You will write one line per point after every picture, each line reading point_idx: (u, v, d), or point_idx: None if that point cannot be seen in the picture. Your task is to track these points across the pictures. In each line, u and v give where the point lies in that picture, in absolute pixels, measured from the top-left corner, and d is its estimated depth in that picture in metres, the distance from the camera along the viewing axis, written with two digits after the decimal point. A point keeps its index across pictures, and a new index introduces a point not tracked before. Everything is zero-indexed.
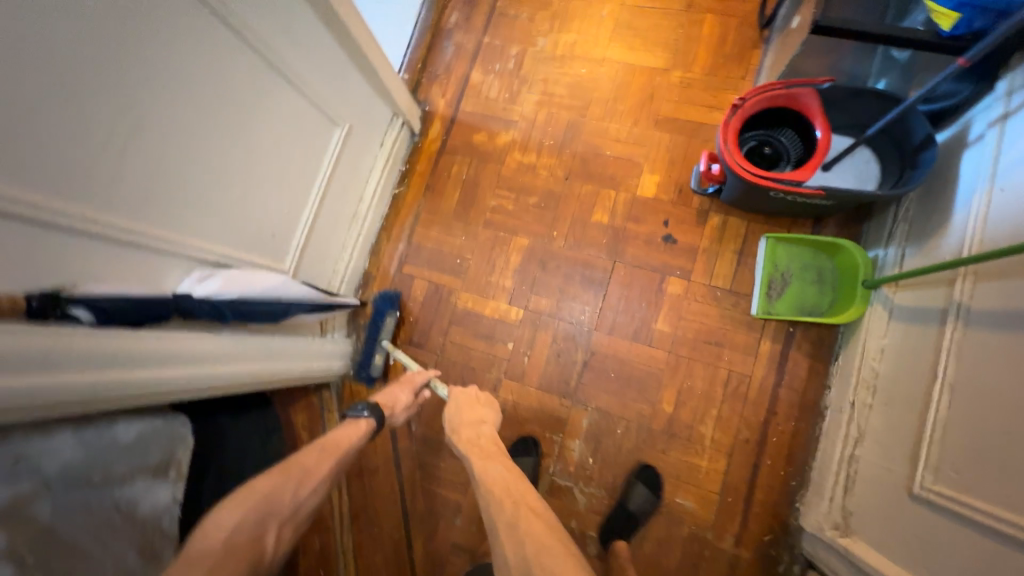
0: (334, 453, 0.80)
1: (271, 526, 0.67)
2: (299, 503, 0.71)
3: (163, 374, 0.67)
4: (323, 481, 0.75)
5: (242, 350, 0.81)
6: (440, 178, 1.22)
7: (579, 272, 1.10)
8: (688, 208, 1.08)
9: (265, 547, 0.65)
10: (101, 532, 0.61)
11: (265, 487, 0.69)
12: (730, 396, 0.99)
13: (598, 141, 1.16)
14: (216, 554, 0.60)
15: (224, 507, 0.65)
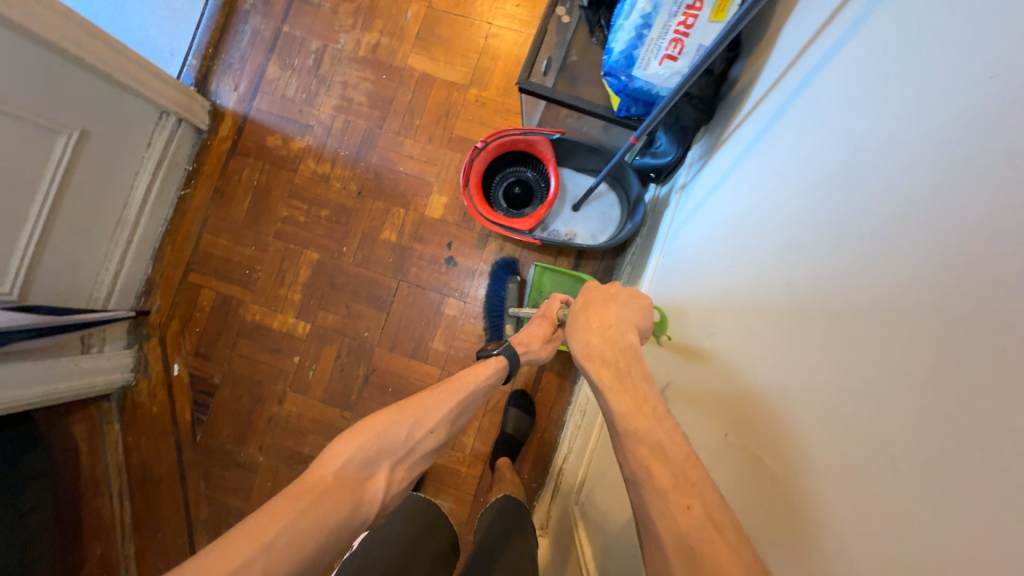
0: (459, 391, 0.67)
1: (386, 467, 0.57)
2: (416, 447, 0.60)
3: None
4: (442, 427, 0.63)
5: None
6: (229, 183, 1.16)
7: (365, 289, 1.13)
8: (469, 232, 1.13)
9: (373, 491, 0.54)
10: None
11: (378, 422, 0.58)
12: (490, 410, 1.10)
13: (392, 156, 1.15)
14: (326, 486, 0.51)
15: (339, 438, 0.55)
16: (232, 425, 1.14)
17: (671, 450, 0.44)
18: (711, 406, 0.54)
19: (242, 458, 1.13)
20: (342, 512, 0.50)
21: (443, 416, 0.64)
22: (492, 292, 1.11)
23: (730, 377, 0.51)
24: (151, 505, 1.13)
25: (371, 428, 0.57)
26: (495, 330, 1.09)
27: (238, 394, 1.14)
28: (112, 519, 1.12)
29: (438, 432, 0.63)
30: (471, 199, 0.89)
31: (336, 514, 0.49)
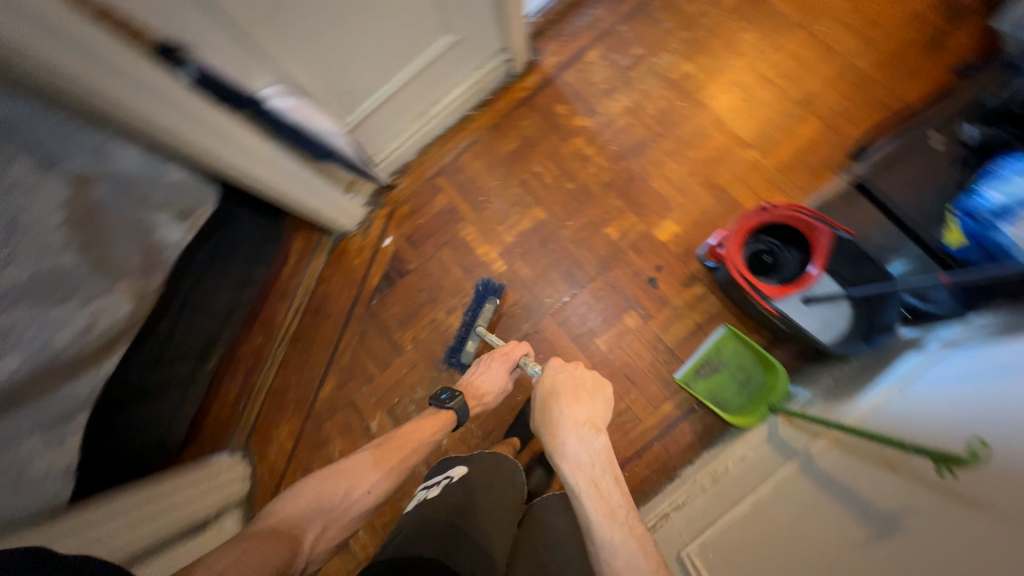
0: (396, 450, 0.87)
1: (318, 525, 0.73)
2: (351, 505, 0.78)
3: (219, 153, 0.81)
4: (376, 485, 0.82)
5: (276, 159, 0.92)
6: (510, 123, 1.32)
7: (567, 264, 1.23)
8: (683, 267, 1.18)
9: (304, 540, 0.70)
10: (123, 230, 0.81)
11: (318, 491, 0.77)
12: (614, 424, 1.14)
13: (651, 170, 1.24)
14: (265, 533, 0.67)
15: (285, 500, 0.75)
16: (402, 307, 1.29)
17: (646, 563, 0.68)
18: (883, 556, 0.57)
19: (394, 337, 1.28)
20: (279, 549, 0.65)
21: (378, 479, 0.83)
22: (472, 307, 1.20)
23: (990, 537, 0.48)
24: (310, 331, 1.32)
25: (312, 499, 0.75)
26: (456, 349, 1.19)
27: (420, 287, 1.29)
28: (280, 323, 1.31)
29: (372, 491, 0.81)
30: (730, 249, 0.96)
31: (271, 553, 0.63)
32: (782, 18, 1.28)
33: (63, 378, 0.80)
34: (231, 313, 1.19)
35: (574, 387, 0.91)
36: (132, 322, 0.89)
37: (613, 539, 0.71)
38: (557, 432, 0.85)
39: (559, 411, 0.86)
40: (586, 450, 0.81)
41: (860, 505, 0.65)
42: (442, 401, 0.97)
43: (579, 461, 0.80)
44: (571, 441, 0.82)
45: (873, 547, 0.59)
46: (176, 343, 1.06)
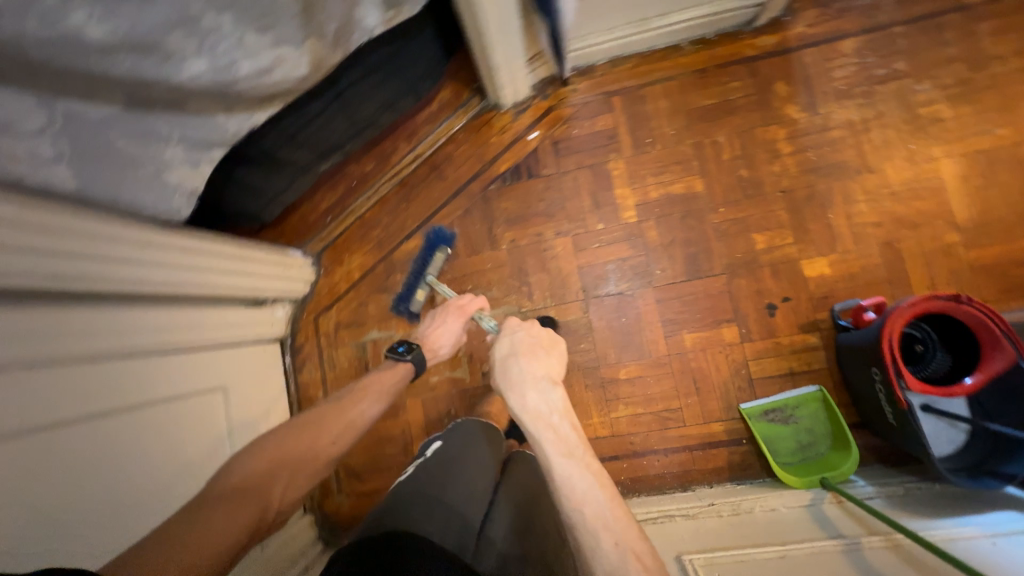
0: (355, 402, 0.89)
1: (284, 478, 0.76)
2: (318, 460, 0.81)
3: None
4: (342, 437, 0.85)
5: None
6: (718, 76, 1.16)
7: (695, 248, 1.14)
8: (811, 310, 1.08)
9: (273, 496, 0.73)
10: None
11: (279, 452, 0.78)
12: (658, 415, 1.12)
13: (837, 200, 1.10)
14: (232, 494, 0.70)
15: (242, 455, 0.77)
16: (514, 206, 1.23)
17: (600, 507, 0.65)
18: None
19: (493, 231, 1.23)
20: (248, 511, 0.68)
21: (340, 435, 0.85)
22: (420, 258, 1.18)
23: None
24: (417, 183, 1.28)
25: (272, 458, 0.77)
26: (406, 295, 1.15)
27: (541, 196, 1.22)
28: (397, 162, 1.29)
29: (339, 441, 0.84)
30: (886, 335, 0.85)
31: (239, 518, 0.67)
32: None
33: (221, 106, 0.78)
34: (361, 130, 1.13)
35: (529, 342, 0.84)
36: (296, 88, 0.85)
37: (578, 485, 0.67)
38: (514, 384, 0.78)
39: (514, 365, 0.79)
40: (542, 401, 0.75)
41: None
42: (400, 353, 0.99)
43: (540, 411, 0.75)
44: (530, 392, 0.76)
45: None
46: (310, 134, 1.01)
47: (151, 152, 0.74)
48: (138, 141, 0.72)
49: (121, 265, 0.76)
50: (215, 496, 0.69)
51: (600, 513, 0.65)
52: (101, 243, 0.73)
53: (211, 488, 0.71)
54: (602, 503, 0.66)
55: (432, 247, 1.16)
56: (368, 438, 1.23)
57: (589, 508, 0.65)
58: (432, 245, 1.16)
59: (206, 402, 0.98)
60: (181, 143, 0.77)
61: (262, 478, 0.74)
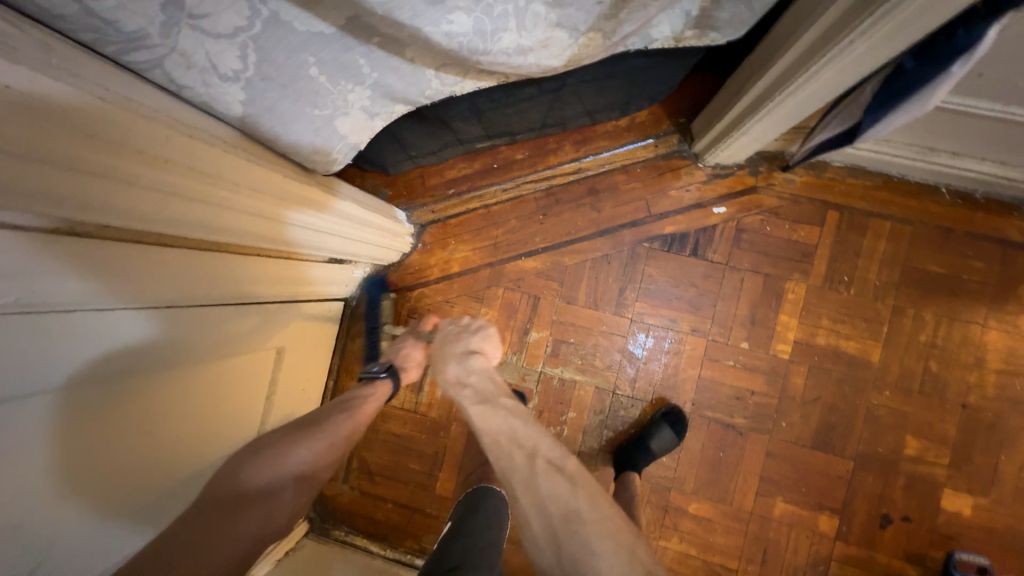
0: (347, 399, 0.79)
1: (291, 485, 0.64)
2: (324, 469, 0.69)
3: (869, 27, 0.51)
4: (346, 442, 0.73)
5: (862, 69, 0.58)
6: (962, 244, 0.96)
7: (836, 419, 0.98)
8: (926, 544, 0.95)
9: (277, 504, 0.62)
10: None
11: (279, 443, 0.66)
12: (710, 566, 1.00)
13: (1020, 445, 0.93)
14: (237, 498, 0.58)
15: (255, 450, 0.64)
16: (660, 278, 1.04)
17: (509, 432, 0.71)
18: None
19: (624, 293, 1.05)
20: (252, 523, 0.57)
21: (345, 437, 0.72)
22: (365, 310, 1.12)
23: None
24: (564, 200, 1.08)
25: (269, 448, 0.65)
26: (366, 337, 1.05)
27: (695, 281, 1.03)
28: (553, 165, 1.08)
29: (342, 445, 0.72)
30: None
31: (241, 537, 0.56)
32: None
33: (437, 62, 0.57)
34: (543, 123, 0.92)
35: (456, 330, 0.93)
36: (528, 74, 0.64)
37: (493, 420, 0.74)
38: (439, 360, 0.87)
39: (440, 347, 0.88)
40: (459, 369, 0.84)
41: None
42: (374, 371, 0.87)
43: (460, 378, 0.84)
44: (450, 364, 0.85)
45: None
46: (495, 112, 0.81)
47: (337, 89, 0.56)
48: (330, 74, 0.53)
49: (260, 219, 0.58)
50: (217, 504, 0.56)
51: (514, 436, 0.71)
52: (249, 192, 0.54)
53: (207, 490, 0.57)
54: (514, 428, 0.72)
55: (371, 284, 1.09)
56: (395, 442, 1.10)
57: (503, 437, 0.72)
58: (373, 291, 1.11)
59: (263, 356, 0.83)
60: (370, 89, 0.59)
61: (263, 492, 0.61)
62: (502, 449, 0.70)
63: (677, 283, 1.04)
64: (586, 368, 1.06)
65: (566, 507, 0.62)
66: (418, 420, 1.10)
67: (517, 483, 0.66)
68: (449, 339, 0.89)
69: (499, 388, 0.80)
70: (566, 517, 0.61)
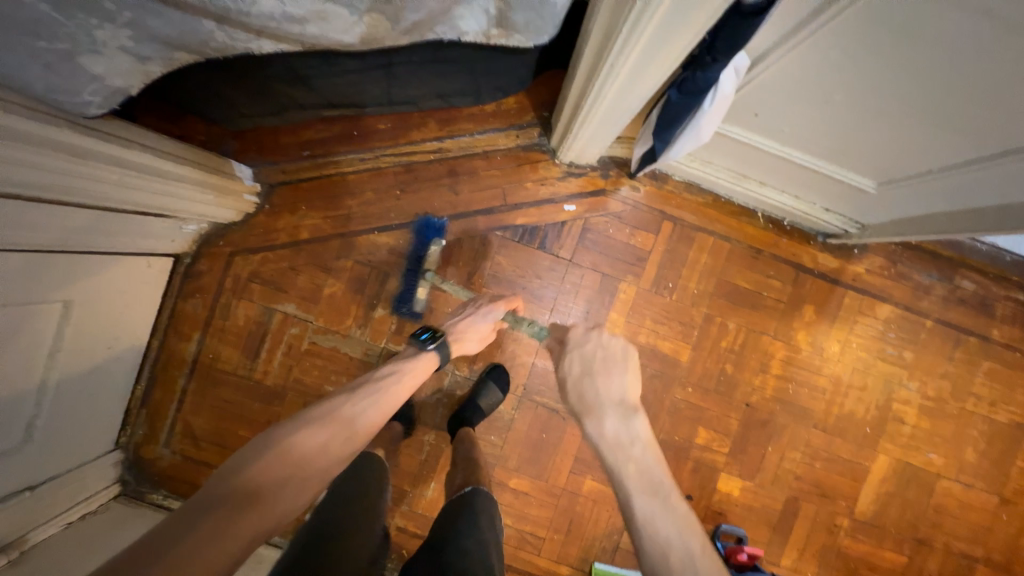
0: (381, 386, 0.76)
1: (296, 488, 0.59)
2: (321, 473, 0.63)
3: (616, 60, 0.56)
4: (365, 436, 0.70)
5: (635, 98, 0.63)
6: (767, 264, 1.08)
7: (645, 409, 1.09)
8: (700, 518, 1.10)
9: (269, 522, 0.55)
10: None
11: (298, 450, 0.61)
12: (521, 534, 1.10)
13: (783, 438, 1.10)
14: (216, 509, 0.51)
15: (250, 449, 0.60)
16: (508, 266, 1.08)
17: (689, 555, 0.54)
18: None
19: (473, 278, 1.07)
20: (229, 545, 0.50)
21: (349, 436, 0.67)
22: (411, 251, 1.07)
23: None
24: (424, 178, 1.06)
25: (264, 457, 0.59)
26: (404, 294, 1.06)
27: (541, 274, 1.08)
28: (416, 140, 1.05)
29: (355, 442, 0.68)
30: None
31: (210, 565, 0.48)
32: (1005, 474, 1.12)
33: (209, 16, 0.54)
34: (393, 97, 0.90)
35: (601, 353, 0.77)
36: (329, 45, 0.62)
37: (661, 524, 0.56)
38: (591, 407, 0.68)
39: (591, 383, 0.70)
40: (624, 430, 0.64)
41: None
42: (422, 341, 0.89)
43: (618, 439, 0.64)
44: (570, 356, 0.79)
45: None
46: (326, 79, 0.78)
47: (72, 22, 0.50)
48: (54, 4, 0.48)
49: None
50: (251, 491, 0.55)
51: None
52: None
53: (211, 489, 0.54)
54: (694, 552, 0.54)
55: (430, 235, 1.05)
56: (226, 407, 1.07)
57: (677, 560, 0.53)
58: (426, 237, 1.05)
59: (47, 314, 0.76)
60: (127, 31, 0.53)
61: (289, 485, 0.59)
62: None
63: (524, 274, 1.08)
64: None
65: None
66: (252, 388, 1.07)
67: (664, 553, 0.54)
68: (598, 372, 0.72)
69: (667, 475, 0.61)
70: None
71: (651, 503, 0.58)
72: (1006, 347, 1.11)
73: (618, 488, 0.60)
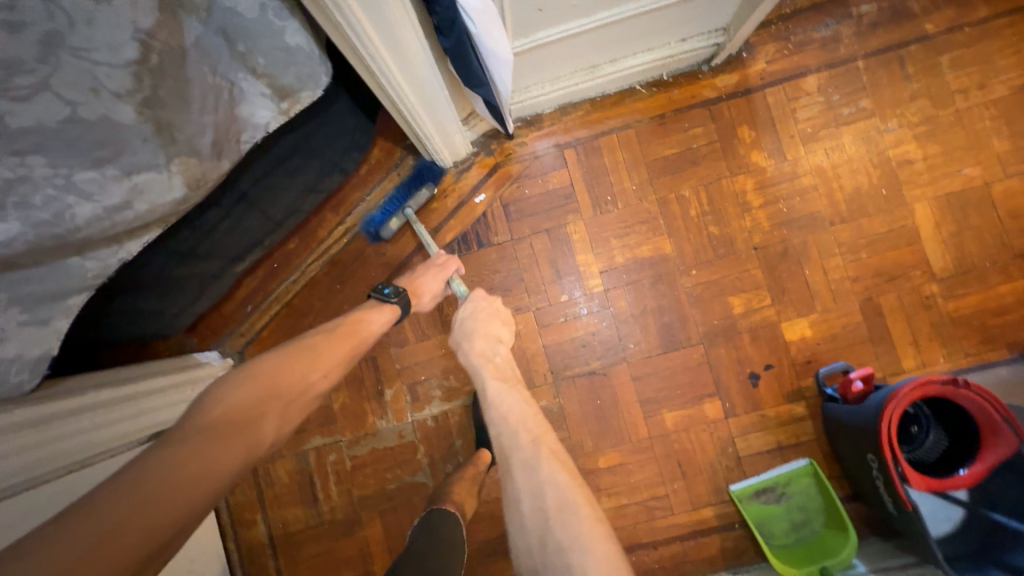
0: (355, 333, 0.78)
1: (282, 407, 0.65)
2: (314, 384, 0.70)
3: None
4: (334, 369, 0.73)
5: None
6: (677, 121, 1.05)
7: (670, 316, 1.03)
8: (794, 378, 1.00)
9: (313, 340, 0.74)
10: (207, 94, 0.58)
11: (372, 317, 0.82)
12: (643, 505, 1.02)
13: (812, 254, 1.01)
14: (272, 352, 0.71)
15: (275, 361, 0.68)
16: (468, 280, 1.08)
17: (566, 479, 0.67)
18: None
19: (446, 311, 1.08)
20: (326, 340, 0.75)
21: (334, 358, 0.73)
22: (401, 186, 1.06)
23: None
24: (355, 259, 1.11)
25: (319, 355, 0.71)
26: (377, 218, 1.05)
27: (497, 268, 1.07)
28: (323, 236, 1.10)
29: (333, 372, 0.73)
30: (884, 430, 0.78)
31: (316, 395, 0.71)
32: None
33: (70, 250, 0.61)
34: (283, 218, 0.97)
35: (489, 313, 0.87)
36: (178, 210, 0.67)
37: (505, 402, 0.78)
38: (465, 334, 0.85)
39: (473, 343, 0.84)
40: (488, 348, 0.84)
41: None
42: (386, 296, 0.85)
43: (485, 353, 0.84)
44: (478, 340, 0.84)
45: None
46: (212, 240, 0.84)
47: None
48: None
49: None
50: (200, 429, 0.56)
51: (521, 420, 0.75)
52: None
53: (184, 423, 0.57)
54: (525, 413, 0.77)
55: (417, 180, 1.05)
56: (319, 562, 1.07)
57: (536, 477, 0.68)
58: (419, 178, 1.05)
59: None
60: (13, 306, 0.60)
61: (254, 407, 0.61)
62: (509, 432, 0.74)
63: (484, 278, 1.08)
64: (448, 393, 1.07)
65: (561, 498, 0.65)
66: (330, 528, 1.07)
67: (518, 476, 0.69)
68: (480, 317, 0.86)
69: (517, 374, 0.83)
70: (559, 508, 0.64)
71: (538, 451, 0.71)
72: (951, 30, 1.02)
73: (499, 443, 0.74)
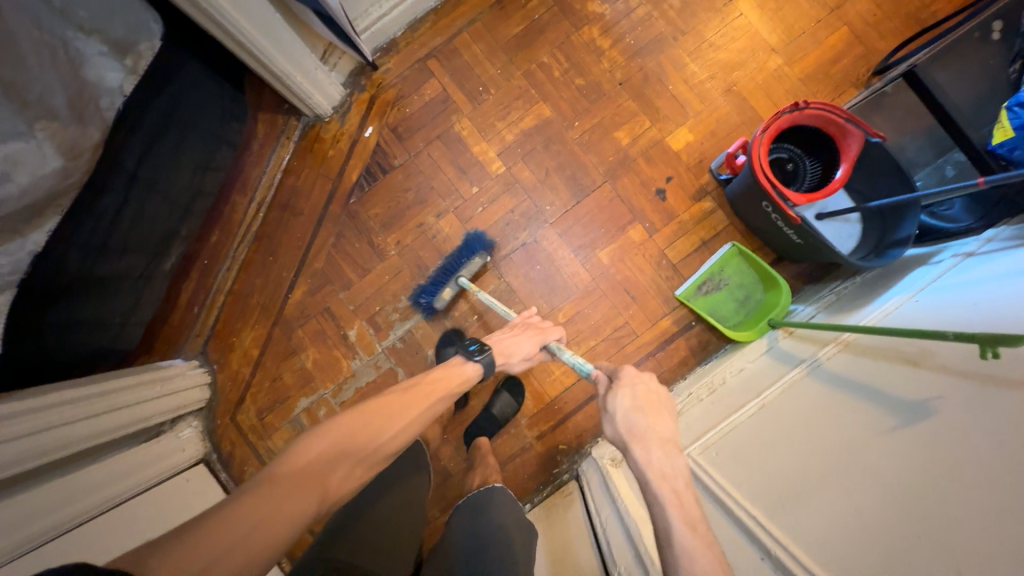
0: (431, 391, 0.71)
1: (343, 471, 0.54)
2: (381, 447, 0.59)
3: None
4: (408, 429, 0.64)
5: None
6: (514, 2, 1.14)
7: (572, 169, 1.12)
8: (694, 180, 1.10)
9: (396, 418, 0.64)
10: (43, 54, 0.64)
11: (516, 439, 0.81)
12: (610, 339, 1.10)
13: (669, 70, 1.12)
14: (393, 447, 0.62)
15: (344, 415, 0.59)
16: (387, 208, 1.14)
17: None
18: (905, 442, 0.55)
19: (377, 242, 1.14)
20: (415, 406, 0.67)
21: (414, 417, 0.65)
22: (455, 255, 1.10)
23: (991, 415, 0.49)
24: (278, 228, 1.15)
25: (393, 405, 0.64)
26: (430, 289, 1.08)
27: (407, 186, 1.14)
28: (240, 218, 1.15)
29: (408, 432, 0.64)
30: (757, 170, 0.89)
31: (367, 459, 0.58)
32: None
33: None
34: (191, 204, 1.02)
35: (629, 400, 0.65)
36: (68, 186, 0.71)
37: (692, 523, 0.51)
38: (634, 435, 0.60)
39: (633, 420, 0.62)
40: (676, 463, 0.56)
41: (888, 399, 0.61)
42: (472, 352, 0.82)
43: (665, 471, 0.56)
44: (633, 418, 0.62)
45: (899, 435, 0.56)
46: (124, 230, 0.88)
47: None
48: None
49: None
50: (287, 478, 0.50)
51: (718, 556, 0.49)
52: None
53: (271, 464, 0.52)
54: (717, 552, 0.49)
55: (469, 252, 1.09)
56: None
57: None
58: (471, 248, 1.09)
59: None
60: None
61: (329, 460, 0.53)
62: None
63: (400, 200, 1.14)
64: (406, 313, 1.13)
65: None
66: None
67: None
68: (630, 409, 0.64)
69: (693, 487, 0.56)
70: None
71: None
72: None
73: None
